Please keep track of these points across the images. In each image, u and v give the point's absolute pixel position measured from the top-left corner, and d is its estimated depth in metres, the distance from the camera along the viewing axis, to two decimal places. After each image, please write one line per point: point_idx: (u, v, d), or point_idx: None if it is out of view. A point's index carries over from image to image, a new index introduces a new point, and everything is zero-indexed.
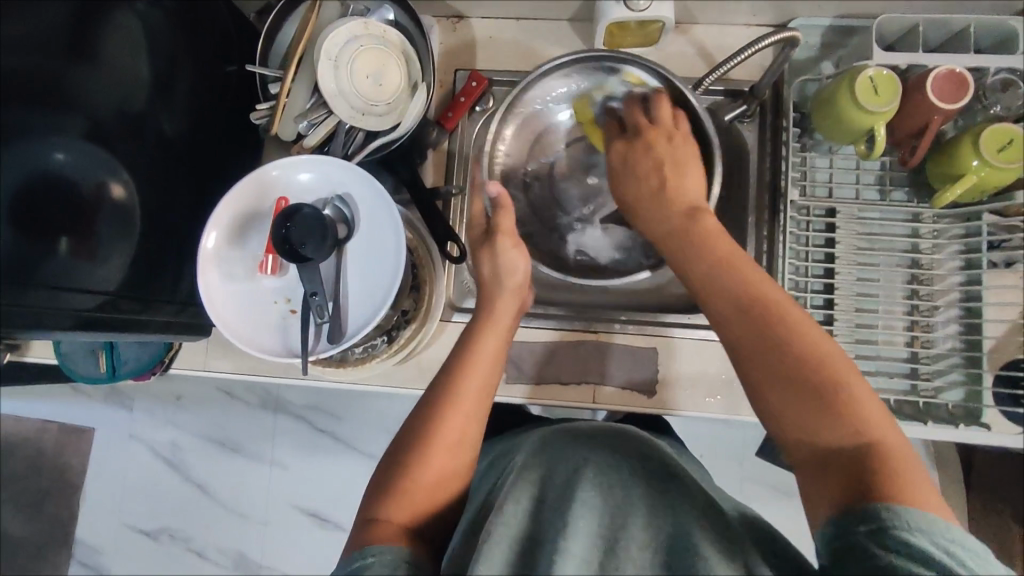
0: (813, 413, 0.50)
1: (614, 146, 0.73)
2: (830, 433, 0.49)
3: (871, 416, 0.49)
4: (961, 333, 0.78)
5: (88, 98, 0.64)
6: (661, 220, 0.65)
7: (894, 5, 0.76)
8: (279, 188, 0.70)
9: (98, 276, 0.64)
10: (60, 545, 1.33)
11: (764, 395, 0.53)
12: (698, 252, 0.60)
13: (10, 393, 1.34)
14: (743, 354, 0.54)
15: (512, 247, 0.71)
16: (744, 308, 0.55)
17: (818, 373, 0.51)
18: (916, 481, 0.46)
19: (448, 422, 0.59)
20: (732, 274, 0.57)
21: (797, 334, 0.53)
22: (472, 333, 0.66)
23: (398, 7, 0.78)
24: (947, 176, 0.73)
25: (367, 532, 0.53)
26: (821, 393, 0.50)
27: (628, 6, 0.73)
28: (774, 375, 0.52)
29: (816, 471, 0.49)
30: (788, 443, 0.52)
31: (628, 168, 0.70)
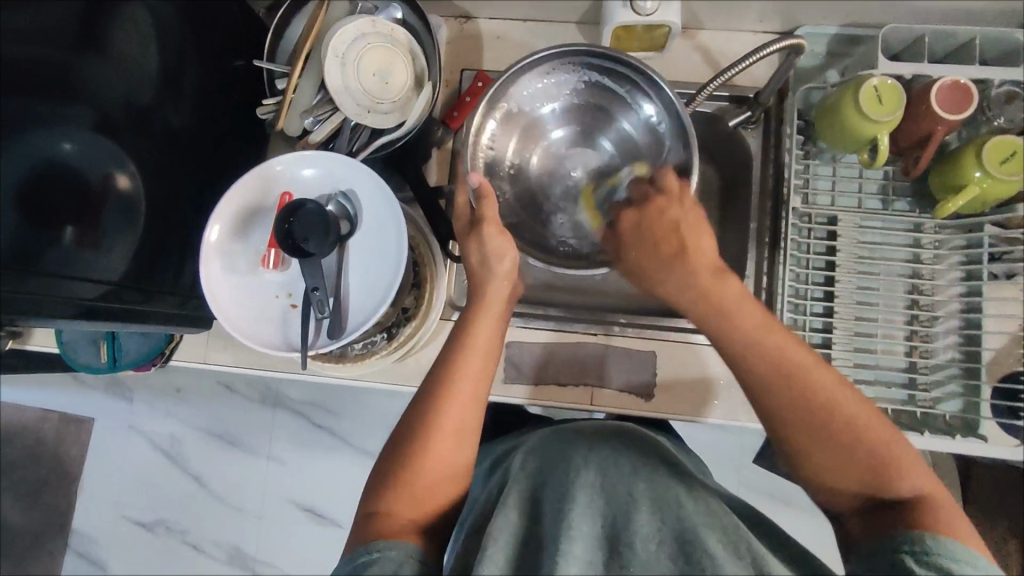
0: (861, 469, 0.55)
1: (625, 214, 0.69)
2: (875, 482, 0.55)
3: (908, 461, 0.55)
4: (961, 344, 0.78)
5: (96, 90, 0.66)
6: (681, 286, 0.62)
7: (901, 15, 0.76)
8: (282, 182, 0.70)
9: (102, 265, 0.65)
10: (56, 535, 1.34)
11: (812, 457, 0.56)
12: (729, 320, 0.59)
13: (11, 381, 1.35)
14: (789, 421, 0.56)
15: (498, 235, 0.67)
16: (788, 378, 0.56)
17: (861, 429, 0.55)
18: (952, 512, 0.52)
19: (445, 415, 0.59)
20: (773, 344, 0.57)
21: (836, 397, 0.56)
22: (466, 321, 0.65)
23: (406, 6, 0.78)
24: (950, 186, 0.73)
25: (369, 528, 0.55)
26: (863, 447, 0.55)
27: (635, 11, 0.73)
28: (822, 439, 0.55)
29: (865, 517, 0.54)
30: (834, 493, 0.56)
31: (641, 233, 0.67)
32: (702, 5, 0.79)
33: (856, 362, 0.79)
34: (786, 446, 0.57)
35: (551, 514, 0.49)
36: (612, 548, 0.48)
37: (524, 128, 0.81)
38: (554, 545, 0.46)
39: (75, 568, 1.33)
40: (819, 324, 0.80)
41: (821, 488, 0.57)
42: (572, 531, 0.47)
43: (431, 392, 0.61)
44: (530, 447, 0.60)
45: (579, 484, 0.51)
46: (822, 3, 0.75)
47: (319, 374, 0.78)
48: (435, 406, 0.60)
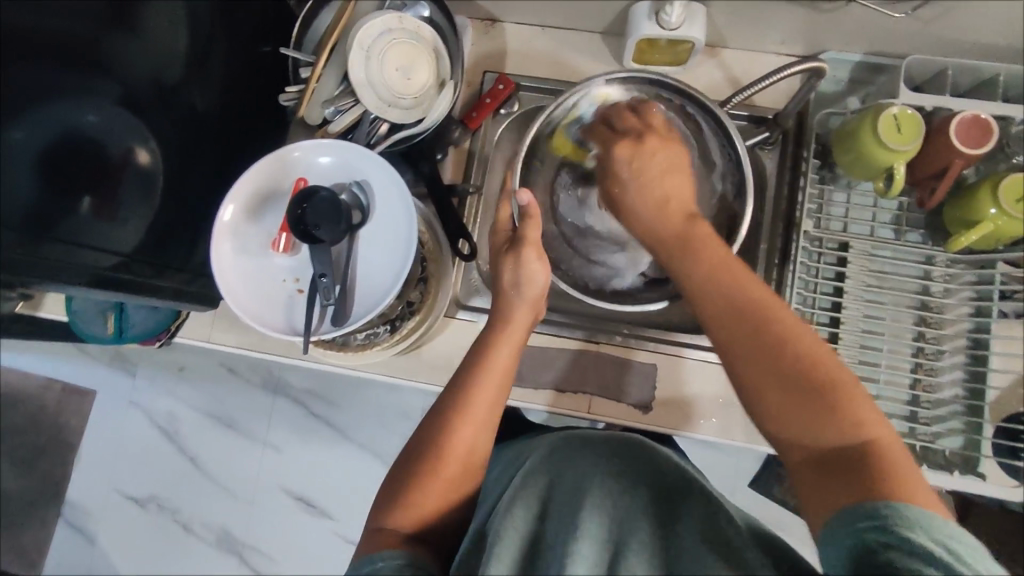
0: (813, 416, 0.50)
1: (618, 149, 0.65)
2: (831, 435, 0.50)
3: (869, 415, 0.50)
4: (965, 381, 0.77)
5: (125, 67, 0.68)
6: (650, 224, 0.62)
7: (926, 47, 0.76)
8: (299, 168, 0.71)
9: (115, 236, 0.65)
10: (49, 503, 1.35)
11: (762, 398, 0.52)
12: (690, 253, 0.58)
13: (19, 347, 1.37)
14: (739, 357, 0.54)
15: (536, 259, 0.67)
16: (740, 312, 0.54)
17: (817, 373, 0.51)
18: (911, 474, 0.47)
19: (458, 437, 0.60)
20: (727, 276, 0.56)
21: (791, 336, 0.53)
22: (486, 340, 0.65)
23: (433, 5, 0.79)
24: (963, 221, 0.72)
25: (373, 540, 0.55)
26: (819, 393, 0.51)
27: (660, 24, 0.74)
28: (772, 379, 0.52)
29: (816, 472, 0.50)
30: (787, 445, 0.52)
31: (631, 176, 0.63)
32: (728, 22, 0.79)
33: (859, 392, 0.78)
34: (739, 389, 0.54)
35: (561, 516, 0.50)
36: (616, 553, 0.48)
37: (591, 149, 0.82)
38: (565, 544, 0.47)
39: (64, 537, 1.34)
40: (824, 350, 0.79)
41: (774, 440, 0.53)
42: (581, 530, 0.48)
43: (448, 410, 0.61)
44: (539, 458, 0.59)
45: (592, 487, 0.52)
46: (847, 29, 0.75)
47: (319, 360, 0.79)
48: (450, 425, 0.60)
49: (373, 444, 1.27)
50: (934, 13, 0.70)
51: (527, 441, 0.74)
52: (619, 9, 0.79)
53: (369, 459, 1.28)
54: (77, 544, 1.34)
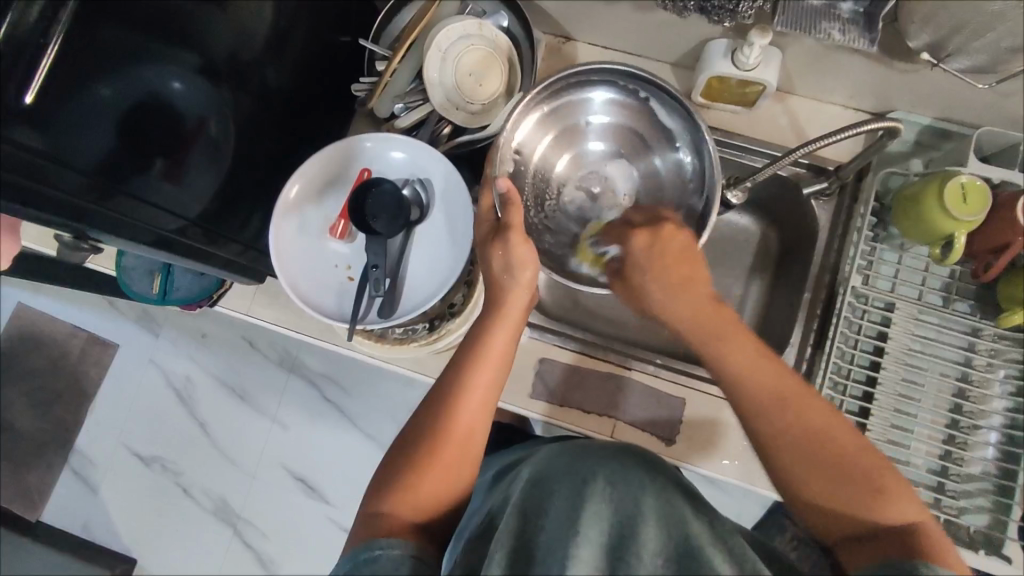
0: (848, 494, 0.53)
1: (635, 236, 0.68)
2: (871, 515, 0.52)
3: (905, 493, 0.52)
4: (998, 459, 0.76)
5: (206, 40, 0.66)
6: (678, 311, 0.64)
7: (997, 119, 0.76)
8: (365, 159, 0.74)
9: (182, 201, 0.65)
10: (57, 449, 1.37)
11: (800, 483, 0.55)
12: (723, 342, 0.60)
13: (53, 293, 1.40)
14: (774, 445, 0.56)
15: (523, 244, 0.65)
16: (772, 403, 0.57)
17: (849, 455, 0.54)
18: (950, 546, 0.50)
19: (459, 423, 0.60)
20: (758, 368, 0.58)
21: (820, 421, 0.55)
22: (485, 325, 0.65)
23: (513, 15, 0.79)
24: (1016, 298, 0.72)
25: (369, 527, 0.54)
26: (854, 476, 0.53)
27: (735, 63, 0.74)
28: (809, 467, 0.54)
29: (859, 550, 0.52)
30: (825, 523, 0.54)
31: (648, 260, 0.66)
32: (801, 70, 0.79)
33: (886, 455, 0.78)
34: (775, 475, 0.57)
35: (559, 519, 0.50)
36: (614, 556, 0.49)
37: (558, 137, 0.80)
38: (565, 545, 0.48)
39: (67, 485, 1.36)
40: (856, 408, 0.79)
41: (815, 520, 0.55)
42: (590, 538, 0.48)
43: (445, 398, 0.61)
44: (545, 459, 0.61)
45: (589, 489, 0.53)
46: (920, 92, 0.75)
47: (356, 347, 0.80)
48: (448, 414, 0.60)
49: (381, 436, 1.28)
50: (1016, 88, 0.69)
51: (528, 448, 0.76)
52: (694, 43, 0.80)
53: (374, 450, 1.28)
54: (79, 493, 1.35)
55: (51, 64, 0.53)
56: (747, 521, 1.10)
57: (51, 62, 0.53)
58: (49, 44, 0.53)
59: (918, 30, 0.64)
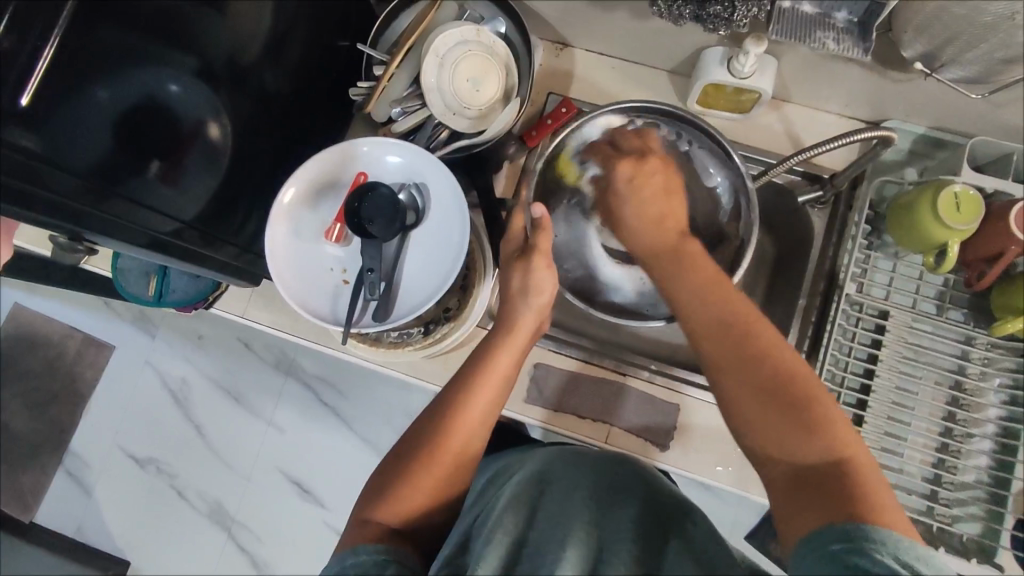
0: (787, 431, 0.51)
1: (619, 167, 0.68)
2: (808, 453, 0.50)
3: (844, 436, 0.50)
4: (991, 468, 0.76)
5: (203, 42, 0.65)
6: (649, 237, 0.65)
7: (991, 129, 0.76)
8: (361, 163, 0.74)
9: (178, 203, 0.65)
10: (51, 450, 1.37)
11: (742, 412, 0.53)
12: (683, 272, 0.60)
13: (49, 294, 1.40)
14: (721, 369, 0.55)
15: (545, 269, 0.66)
16: (725, 328, 0.56)
17: (794, 388, 0.52)
18: (889, 504, 0.47)
19: (455, 436, 0.60)
20: (716, 295, 0.58)
21: (771, 352, 0.54)
22: (491, 342, 0.65)
23: (510, 22, 0.80)
24: (1009, 307, 0.72)
25: (359, 534, 0.54)
26: (796, 411, 0.51)
27: (731, 71, 0.74)
28: (754, 397, 0.52)
29: (793, 490, 0.49)
30: (764, 459, 0.52)
31: (629, 190, 0.66)
32: (797, 79, 0.79)
33: (880, 462, 0.78)
34: (721, 404, 0.55)
35: (551, 522, 0.53)
36: (598, 560, 0.50)
37: None
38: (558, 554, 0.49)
39: (61, 487, 1.35)
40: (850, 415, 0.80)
41: (757, 456, 0.53)
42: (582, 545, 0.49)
43: (445, 409, 0.61)
44: (536, 472, 0.61)
45: (578, 502, 0.55)
46: (914, 101, 0.76)
47: (351, 351, 0.80)
48: (445, 426, 0.60)
49: (376, 440, 1.28)
50: (1009, 98, 0.70)
51: (519, 453, 0.76)
52: (690, 51, 0.80)
53: (369, 453, 1.28)
54: (73, 495, 1.35)
55: (48, 66, 0.53)
56: (741, 528, 1.10)
57: (48, 64, 0.53)
58: (47, 47, 0.53)
59: (912, 40, 0.64)
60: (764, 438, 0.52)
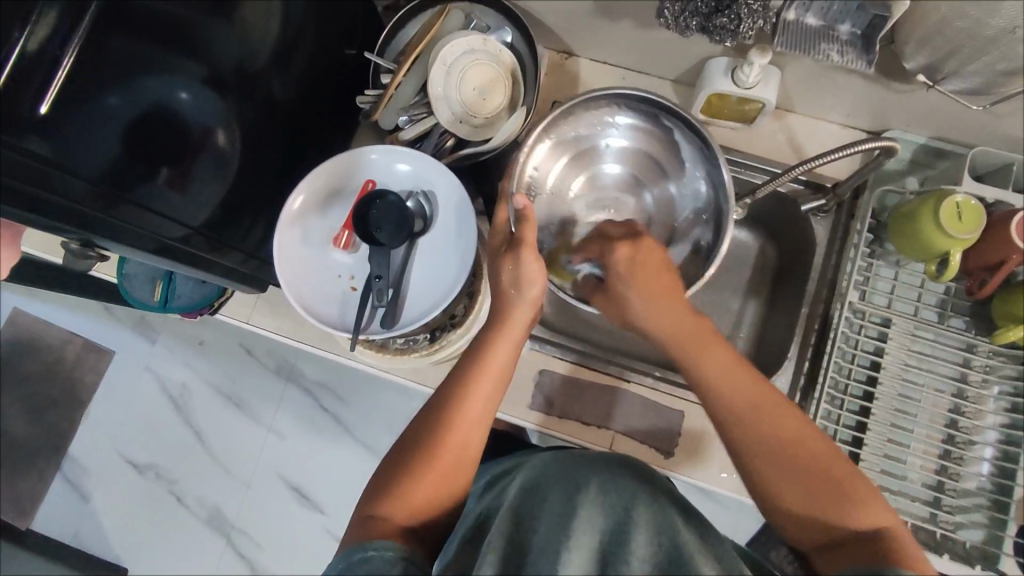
0: (825, 503, 0.54)
1: (616, 250, 0.67)
2: (847, 522, 0.53)
3: (872, 500, 0.54)
4: (993, 475, 0.77)
5: (211, 52, 0.64)
6: (656, 320, 0.64)
7: (992, 139, 0.77)
8: (369, 170, 0.74)
9: (186, 209, 0.65)
10: (50, 456, 1.36)
11: (777, 490, 0.56)
12: (697, 356, 0.62)
13: (49, 298, 1.40)
14: (748, 449, 0.57)
15: (533, 260, 0.65)
16: (744, 410, 0.58)
17: (823, 461, 0.55)
18: (919, 555, 0.51)
19: (456, 433, 0.60)
20: (732, 376, 0.60)
21: (795, 431, 0.57)
22: (486, 335, 0.65)
23: (517, 32, 0.80)
24: (1010, 315, 0.73)
25: (362, 530, 0.54)
26: (829, 484, 0.54)
27: (735, 81, 0.75)
28: (785, 475, 0.55)
29: (839, 559, 0.52)
30: (803, 531, 0.55)
31: (629, 275, 0.66)
32: (800, 89, 0.80)
33: (882, 469, 0.79)
34: (750, 482, 0.58)
35: (552, 525, 0.52)
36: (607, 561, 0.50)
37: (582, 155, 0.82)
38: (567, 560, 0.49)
39: (59, 493, 1.34)
40: (853, 422, 0.80)
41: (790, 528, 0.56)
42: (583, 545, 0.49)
43: (444, 405, 0.61)
44: (539, 472, 0.62)
45: (583, 495, 0.55)
46: (916, 112, 0.77)
47: (357, 357, 0.80)
48: (445, 424, 0.60)
49: (377, 447, 1.28)
50: (1009, 109, 0.71)
51: (524, 455, 0.76)
52: (694, 61, 0.81)
53: (370, 460, 1.28)
54: (71, 502, 1.34)
55: (65, 77, 0.52)
56: (742, 535, 1.11)
57: (68, 73, 0.52)
58: (65, 57, 0.52)
59: (913, 52, 0.66)
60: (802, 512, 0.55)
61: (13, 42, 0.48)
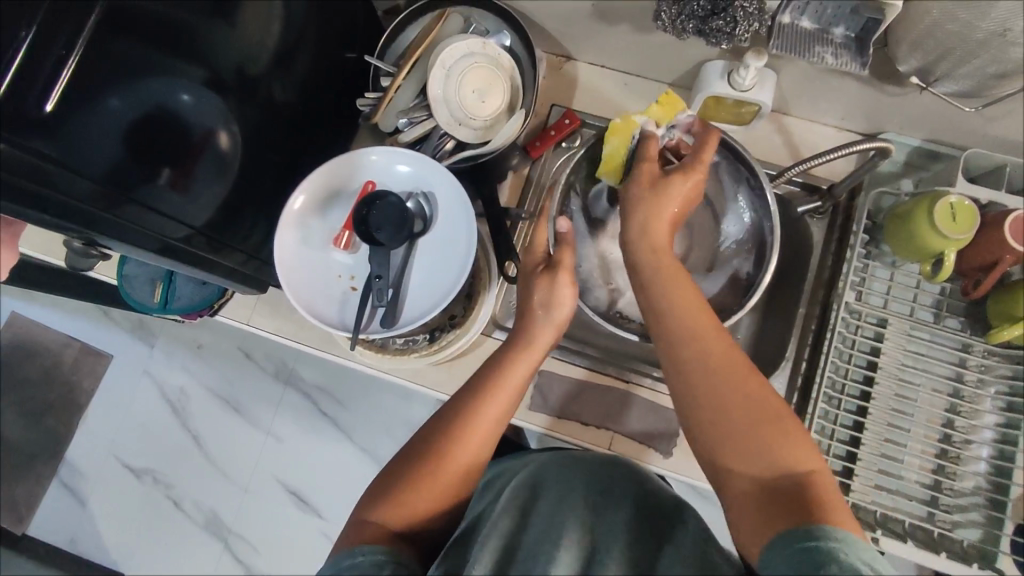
0: (754, 443, 0.52)
1: (681, 177, 0.63)
2: (773, 467, 0.51)
3: (803, 449, 0.51)
4: (990, 473, 0.77)
5: (213, 55, 0.65)
6: (658, 228, 0.62)
7: (985, 142, 0.78)
8: (369, 171, 0.75)
9: (187, 210, 0.65)
10: (46, 460, 1.35)
11: (711, 426, 0.54)
12: (667, 281, 0.60)
13: (47, 302, 1.40)
14: (697, 382, 0.56)
15: (568, 284, 0.67)
16: (695, 338, 0.57)
17: (760, 404, 0.54)
18: (843, 507, 0.48)
19: (464, 446, 0.60)
20: (692, 309, 0.58)
21: (736, 370, 0.55)
22: (507, 353, 0.65)
23: (516, 35, 0.82)
24: (1004, 315, 0.74)
25: (360, 533, 0.54)
26: (762, 427, 0.53)
27: (732, 84, 0.75)
28: (720, 410, 0.54)
29: (757, 501, 0.50)
30: (728, 471, 0.53)
31: (677, 207, 0.63)
32: (795, 92, 0.81)
33: (880, 469, 0.79)
34: (689, 417, 0.56)
35: (541, 533, 0.54)
36: (592, 560, 0.52)
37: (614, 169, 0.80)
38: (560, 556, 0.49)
39: (55, 498, 1.34)
40: (851, 422, 0.81)
41: (722, 467, 0.53)
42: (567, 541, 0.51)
43: (454, 416, 0.61)
44: (535, 474, 0.63)
45: (571, 506, 0.57)
46: (909, 114, 0.78)
47: (357, 358, 0.81)
48: (452, 435, 0.60)
49: (375, 450, 1.28)
50: (1000, 112, 0.72)
51: (522, 456, 0.77)
52: (691, 64, 0.82)
53: (368, 463, 1.28)
54: (68, 507, 1.33)
55: (70, 78, 0.52)
56: None
57: (73, 73, 0.52)
58: (70, 57, 0.52)
59: (906, 55, 0.67)
60: (730, 450, 0.53)
61: (19, 41, 0.49)
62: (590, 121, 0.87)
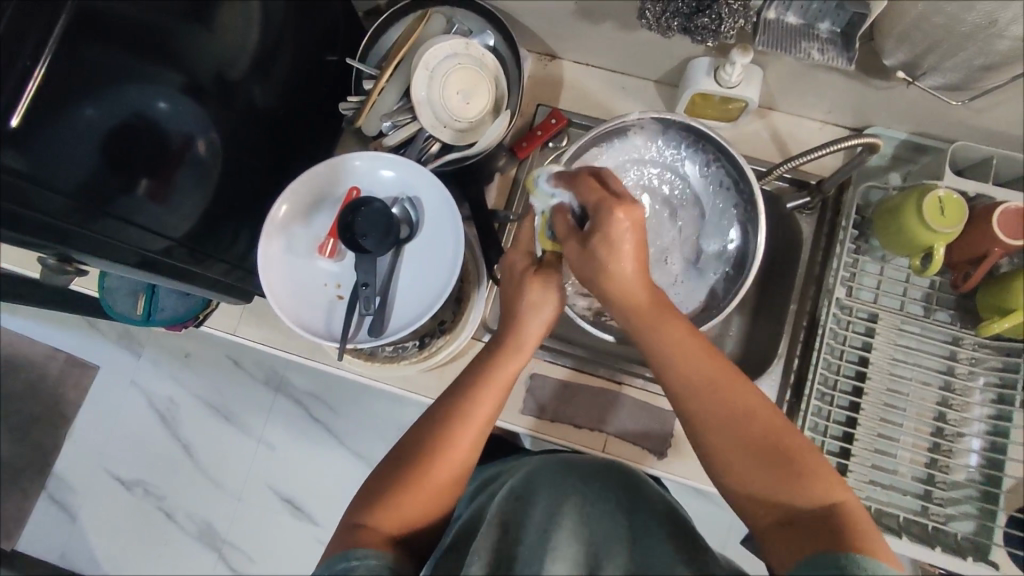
0: (775, 477, 0.52)
1: (615, 229, 0.55)
2: (797, 496, 0.51)
3: (828, 476, 0.52)
4: (982, 466, 0.78)
5: (191, 59, 0.63)
6: (620, 287, 0.58)
7: (971, 134, 0.78)
8: (353, 177, 0.74)
9: (168, 221, 0.63)
10: (34, 474, 1.33)
11: (729, 463, 0.54)
12: (657, 328, 0.58)
13: (30, 314, 1.37)
14: (699, 427, 0.56)
15: (557, 290, 0.65)
16: (704, 383, 0.56)
17: (776, 437, 0.54)
18: (870, 529, 0.48)
19: (452, 455, 0.58)
20: (684, 350, 0.57)
21: (750, 406, 0.55)
22: (493, 355, 0.63)
23: (499, 35, 0.81)
24: (996, 308, 0.73)
25: (348, 539, 0.54)
26: (783, 460, 0.53)
27: (719, 81, 0.75)
28: (739, 448, 0.54)
29: (784, 531, 0.51)
30: (752, 506, 0.53)
31: (622, 266, 0.56)
32: (780, 87, 0.81)
33: (873, 464, 0.79)
34: (705, 456, 0.56)
35: (536, 536, 0.53)
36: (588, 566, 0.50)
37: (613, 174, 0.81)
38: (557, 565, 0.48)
39: (46, 512, 1.32)
40: (843, 418, 0.81)
41: (745, 504, 0.54)
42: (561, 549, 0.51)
43: (440, 422, 0.60)
44: (527, 479, 0.62)
45: (568, 511, 0.55)
46: (895, 108, 0.77)
47: (346, 366, 0.80)
48: (440, 441, 0.59)
49: (369, 456, 1.26)
50: (986, 104, 0.72)
51: (510, 460, 0.76)
52: (676, 62, 0.82)
53: (362, 468, 1.27)
54: (58, 521, 1.31)
55: (40, 83, 0.50)
56: (738, 531, 1.11)
57: (41, 84, 0.51)
58: (37, 66, 0.50)
59: (893, 48, 0.66)
60: (750, 484, 0.53)
61: None
62: (576, 121, 0.86)
